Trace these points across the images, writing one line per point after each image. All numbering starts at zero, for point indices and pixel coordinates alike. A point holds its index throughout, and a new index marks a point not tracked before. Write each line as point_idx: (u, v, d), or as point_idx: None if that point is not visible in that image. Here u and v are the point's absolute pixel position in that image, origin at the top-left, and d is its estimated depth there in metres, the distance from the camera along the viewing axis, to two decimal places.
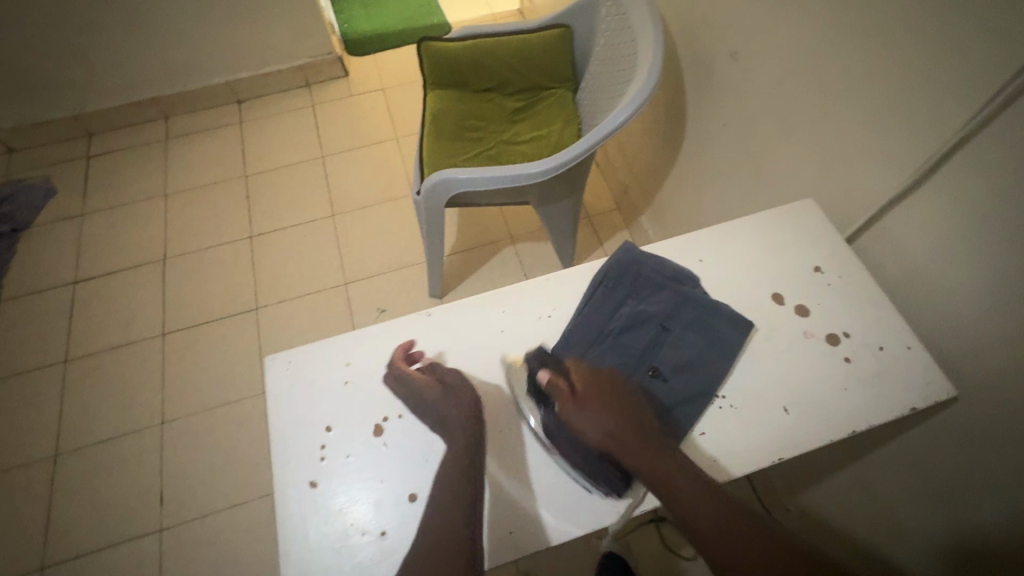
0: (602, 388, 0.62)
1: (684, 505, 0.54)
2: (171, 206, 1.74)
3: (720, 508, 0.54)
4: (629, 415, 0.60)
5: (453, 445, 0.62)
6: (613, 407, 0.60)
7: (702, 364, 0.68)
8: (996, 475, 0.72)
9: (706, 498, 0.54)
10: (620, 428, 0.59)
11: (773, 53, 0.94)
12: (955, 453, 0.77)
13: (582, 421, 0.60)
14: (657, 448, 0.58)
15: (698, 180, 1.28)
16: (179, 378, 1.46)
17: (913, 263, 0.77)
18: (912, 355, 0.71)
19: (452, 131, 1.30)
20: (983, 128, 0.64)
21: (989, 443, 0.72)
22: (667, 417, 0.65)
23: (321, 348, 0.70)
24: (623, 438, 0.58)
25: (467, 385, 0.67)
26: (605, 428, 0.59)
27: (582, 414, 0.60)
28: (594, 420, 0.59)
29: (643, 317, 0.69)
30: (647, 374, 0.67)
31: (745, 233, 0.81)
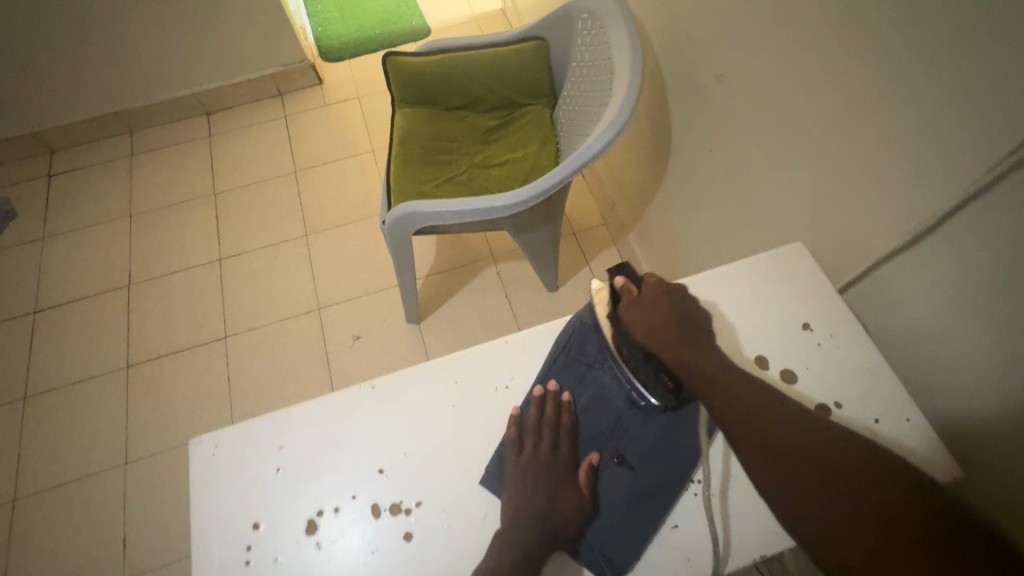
0: (664, 297, 0.65)
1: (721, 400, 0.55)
2: (137, 227, 1.67)
3: (760, 399, 0.55)
4: (683, 325, 0.63)
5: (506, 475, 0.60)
6: (669, 315, 0.64)
7: (670, 448, 0.62)
8: None
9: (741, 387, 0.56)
10: (671, 334, 0.62)
11: (760, 78, 0.85)
12: None
13: (637, 322, 0.64)
14: (707, 355, 0.60)
15: (685, 203, 1.20)
16: (144, 413, 1.39)
17: (914, 320, 0.70)
18: (911, 429, 0.64)
19: (422, 153, 1.21)
20: (998, 183, 0.56)
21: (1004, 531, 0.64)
22: (634, 509, 0.59)
23: (251, 429, 0.63)
24: (672, 340, 0.61)
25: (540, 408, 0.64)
26: (656, 329, 0.62)
27: (643, 317, 0.64)
28: (649, 322, 0.63)
29: (605, 396, 0.65)
30: (612, 460, 0.62)
31: (727, 285, 0.74)
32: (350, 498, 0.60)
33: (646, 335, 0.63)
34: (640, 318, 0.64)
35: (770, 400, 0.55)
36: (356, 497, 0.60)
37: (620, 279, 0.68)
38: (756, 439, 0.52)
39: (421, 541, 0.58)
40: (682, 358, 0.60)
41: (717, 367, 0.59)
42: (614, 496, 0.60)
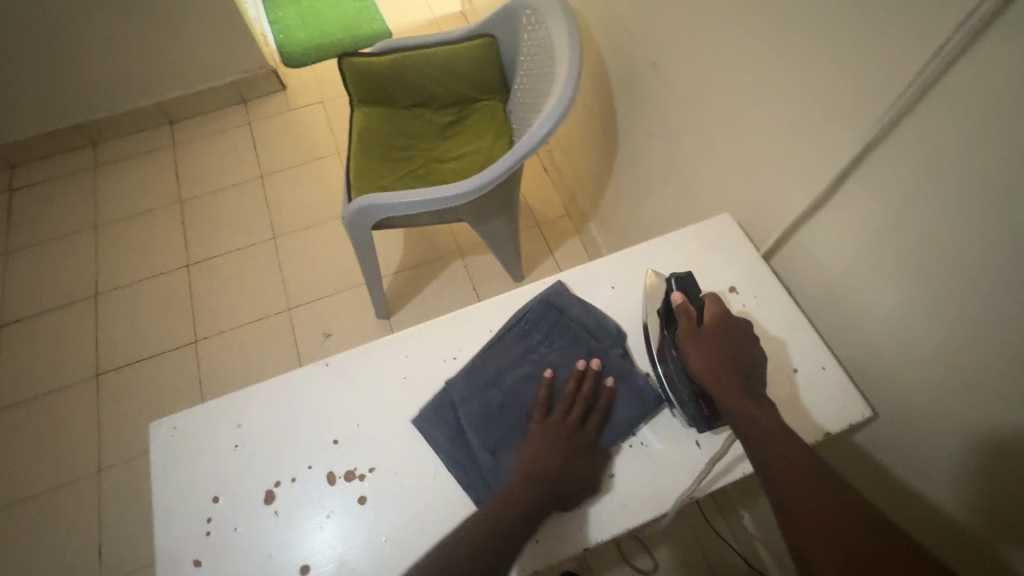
0: (723, 334, 0.65)
1: (764, 455, 0.54)
2: (103, 237, 1.67)
3: (802, 460, 0.53)
4: (736, 361, 0.63)
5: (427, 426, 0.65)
6: (724, 349, 0.64)
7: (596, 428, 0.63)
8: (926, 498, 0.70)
9: (786, 447, 0.54)
10: (725, 372, 0.62)
11: (686, 61, 0.90)
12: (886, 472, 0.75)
13: (696, 349, 0.64)
14: (759, 404, 0.59)
15: (635, 188, 1.25)
16: (115, 420, 1.40)
17: (828, 280, 0.75)
18: (826, 376, 0.70)
19: (380, 150, 1.25)
20: (877, 145, 0.61)
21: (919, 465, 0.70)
22: None
23: (210, 409, 0.66)
24: (727, 379, 0.61)
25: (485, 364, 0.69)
26: (712, 363, 0.62)
27: (700, 344, 0.64)
28: (706, 354, 0.63)
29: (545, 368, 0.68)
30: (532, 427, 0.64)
31: (660, 255, 0.79)
32: (306, 467, 0.63)
33: (703, 368, 0.62)
34: (698, 348, 0.64)
35: (815, 460, 0.53)
36: (313, 467, 0.63)
37: (681, 299, 0.68)
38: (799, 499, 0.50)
39: (376, 502, 0.62)
40: (733, 399, 0.59)
41: (766, 415, 0.58)
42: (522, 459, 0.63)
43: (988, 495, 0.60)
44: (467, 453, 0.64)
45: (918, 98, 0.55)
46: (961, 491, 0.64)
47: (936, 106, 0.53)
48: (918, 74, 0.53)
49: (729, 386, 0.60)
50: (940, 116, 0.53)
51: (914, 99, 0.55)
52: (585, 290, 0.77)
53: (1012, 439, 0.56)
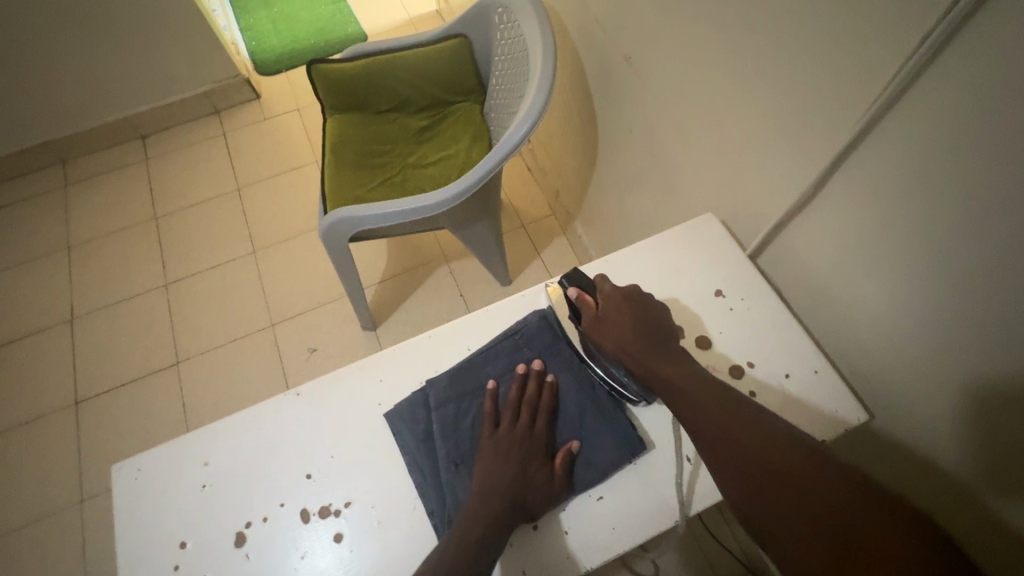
0: (625, 305, 0.65)
1: (708, 431, 0.52)
2: (77, 259, 1.62)
3: (748, 428, 0.51)
4: (647, 329, 0.62)
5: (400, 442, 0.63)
6: (633, 321, 0.63)
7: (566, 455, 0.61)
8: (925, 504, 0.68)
9: (729, 415, 0.53)
10: (636, 343, 0.61)
11: (661, 57, 0.87)
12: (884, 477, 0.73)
13: (603, 333, 0.63)
14: (675, 363, 0.59)
15: (619, 187, 1.22)
16: (96, 448, 1.36)
17: (817, 280, 0.72)
18: (820, 380, 0.67)
19: (354, 158, 1.21)
20: (860, 142, 0.58)
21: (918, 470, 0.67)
22: None
23: (176, 447, 0.63)
24: (640, 350, 0.60)
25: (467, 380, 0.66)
26: (621, 339, 0.62)
27: (605, 327, 0.64)
28: (614, 332, 0.63)
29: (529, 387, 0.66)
30: None
31: (642, 261, 0.76)
32: (279, 506, 0.60)
33: (614, 346, 0.62)
34: (605, 328, 0.63)
35: (759, 423, 0.52)
36: (286, 504, 0.60)
37: (574, 291, 0.68)
38: (752, 474, 0.49)
39: (353, 539, 0.58)
40: (649, 365, 0.59)
41: (681, 372, 0.58)
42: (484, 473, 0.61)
43: (996, 504, 0.58)
44: (431, 460, 0.62)
45: (900, 93, 0.52)
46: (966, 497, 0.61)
47: (924, 98, 0.50)
48: (900, 68, 0.50)
49: (643, 354, 0.60)
50: (926, 109, 0.50)
51: (899, 91, 0.52)
52: None
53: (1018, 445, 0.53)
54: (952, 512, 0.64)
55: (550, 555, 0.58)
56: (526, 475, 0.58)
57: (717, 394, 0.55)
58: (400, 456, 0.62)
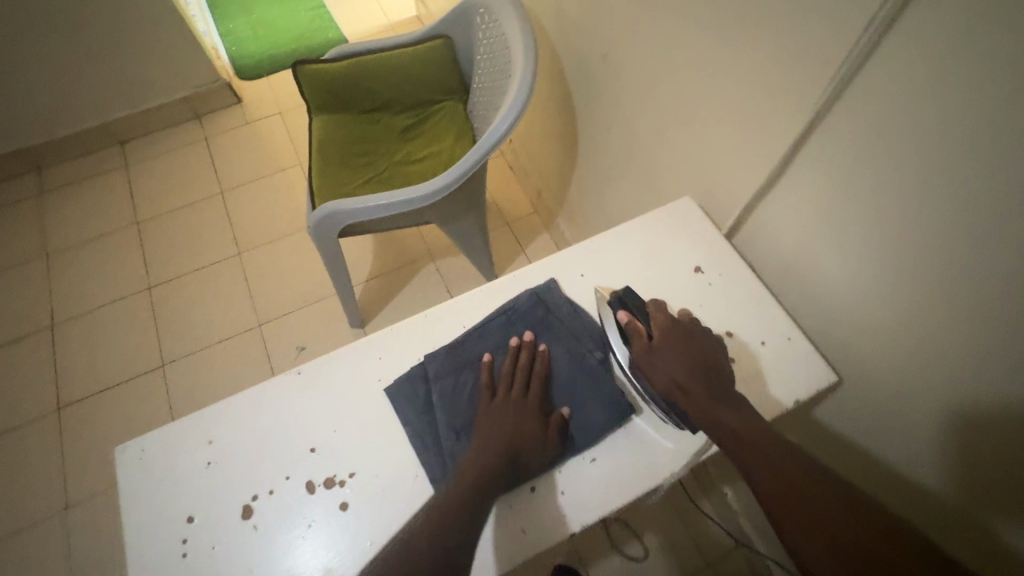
0: (678, 339, 0.64)
1: (754, 463, 0.52)
2: (56, 266, 1.60)
3: (789, 462, 0.51)
4: (700, 365, 0.61)
5: (401, 412, 0.66)
6: (685, 355, 0.62)
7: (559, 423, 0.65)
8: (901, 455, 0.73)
9: (772, 449, 0.53)
10: (689, 381, 0.60)
11: (636, 53, 0.93)
12: (866, 434, 0.78)
13: (657, 365, 0.62)
14: (731, 407, 0.58)
15: (599, 180, 1.27)
16: (81, 453, 1.34)
17: (788, 254, 0.77)
18: (793, 345, 0.72)
19: (341, 157, 1.24)
20: (817, 124, 0.64)
21: (890, 422, 0.72)
22: None
23: (179, 427, 0.64)
24: (695, 390, 0.59)
25: (464, 353, 0.69)
26: (674, 375, 0.61)
27: (658, 358, 0.63)
28: (668, 366, 0.62)
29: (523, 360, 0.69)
30: None
31: (626, 241, 0.81)
32: (284, 479, 0.62)
33: (669, 381, 0.61)
34: (660, 360, 0.63)
35: (804, 461, 0.51)
36: (290, 477, 0.62)
37: (625, 316, 0.67)
38: (793, 507, 0.48)
39: (358, 507, 0.61)
40: (705, 405, 0.58)
41: (738, 414, 0.57)
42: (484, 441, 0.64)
43: (958, 447, 0.63)
44: (430, 430, 0.65)
45: (849, 78, 0.58)
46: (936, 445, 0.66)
47: (870, 80, 0.56)
48: (846, 57, 0.56)
49: (699, 393, 0.59)
50: (874, 90, 0.56)
51: (847, 77, 0.58)
52: (555, 278, 0.77)
53: (970, 389, 0.59)
54: (926, 456, 0.69)
55: (548, 516, 0.61)
56: (521, 439, 0.61)
57: (769, 435, 0.54)
58: (400, 426, 0.65)
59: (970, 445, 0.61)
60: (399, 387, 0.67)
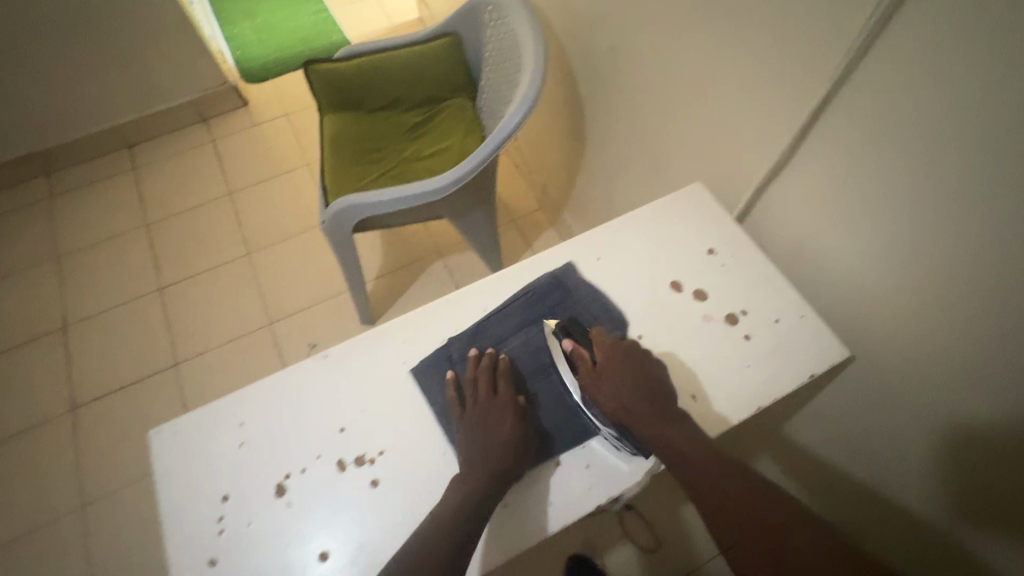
0: (622, 362, 0.64)
1: (706, 494, 0.54)
2: (67, 268, 1.61)
3: (739, 490, 0.54)
4: (645, 388, 0.62)
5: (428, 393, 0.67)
6: (629, 380, 0.62)
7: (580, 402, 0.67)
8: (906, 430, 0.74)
9: (722, 477, 0.55)
10: (636, 403, 0.61)
11: (646, 44, 0.95)
12: (871, 412, 0.79)
13: (602, 391, 0.62)
14: (678, 429, 0.59)
15: (606, 173, 1.30)
16: (96, 452, 1.35)
17: (801, 235, 0.80)
18: (806, 323, 0.74)
19: (353, 153, 1.26)
20: (828, 103, 0.67)
21: (898, 397, 0.73)
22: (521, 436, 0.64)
23: (211, 409, 0.66)
24: (642, 413, 0.60)
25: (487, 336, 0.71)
26: (621, 400, 0.61)
27: (603, 381, 0.63)
28: (614, 392, 0.62)
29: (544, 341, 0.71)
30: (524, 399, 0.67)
31: (640, 225, 0.83)
32: (315, 459, 0.63)
33: (615, 407, 0.61)
34: (605, 385, 0.62)
35: (753, 488, 0.54)
36: (322, 456, 0.63)
37: (569, 343, 0.67)
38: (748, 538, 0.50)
39: (388, 483, 0.62)
40: (653, 430, 0.59)
41: (685, 437, 0.58)
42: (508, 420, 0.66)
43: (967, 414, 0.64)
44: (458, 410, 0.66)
45: (861, 55, 0.60)
46: (944, 415, 0.67)
47: (882, 56, 0.59)
48: (859, 34, 0.59)
49: (647, 418, 0.60)
50: (885, 65, 0.59)
51: (859, 54, 0.60)
52: (572, 262, 0.79)
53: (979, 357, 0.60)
54: (931, 429, 0.70)
55: (581, 487, 0.62)
56: (497, 450, 0.60)
57: (717, 460, 0.56)
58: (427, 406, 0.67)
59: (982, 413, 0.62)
60: (425, 369, 0.68)
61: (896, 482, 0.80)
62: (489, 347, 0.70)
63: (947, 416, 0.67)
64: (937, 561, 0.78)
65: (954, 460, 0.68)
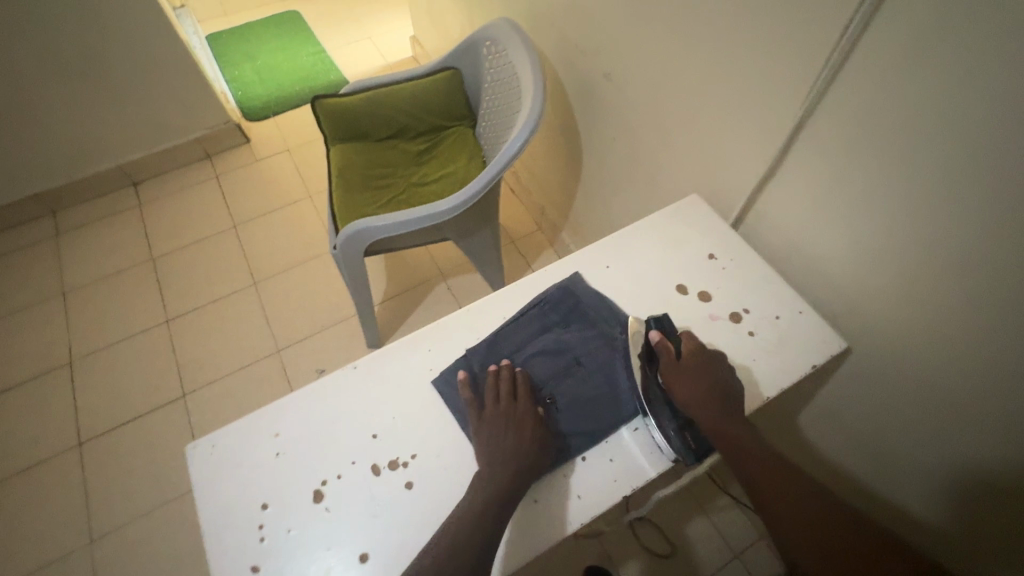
0: (703, 366, 0.68)
1: (767, 487, 0.58)
2: (73, 304, 1.62)
3: (799, 487, 0.57)
4: (719, 392, 0.66)
5: (451, 401, 0.70)
6: (706, 381, 0.66)
7: (595, 403, 0.69)
8: (915, 413, 0.77)
9: (784, 475, 0.58)
10: (708, 405, 0.65)
11: (636, 70, 1.03)
12: (876, 399, 0.83)
13: (681, 384, 0.67)
14: (744, 432, 0.63)
15: (602, 191, 1.36)
16: (105, 487, 1.33)
17: (792, 237, 0.86)
18: (804, 318, 0.79)
19: (360, 181, 1.31)
20: (808, 118, 0.74)
21: (900, 383, 0.77)
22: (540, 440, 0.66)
23: (246, 421, 0.68)
24: (713, 413, 0.64)
25: (502, 345, 0.74)
26: (697, 397, 0.65)
27: (681, 377, 0.67)
28: (692, 389, 0.66)
29: (559, 347, 0.74)
30: (543, 403, 0.70)
31: (643, 235, 0.88)
32: (350, 464, 0.66)
33: (690, 401, 0.65)
34: (686, 380, 0.67)
35: (811, 486, 0.58)
36: (356, 462, 0.66)
37: (658, 334, 0.70)
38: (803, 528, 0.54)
39: (421, 485, 0.65)
40: (720, 428, 0.63)
41: (750, 440, 0.62)
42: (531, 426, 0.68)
43: (970, 391, 0.68)
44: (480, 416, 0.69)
45: (835, 72, 0.67)
46: (946, 392, 0.72)
47: (853, 73, 0.66)
48: (831, 55, 0.66)
49: (716, 417, 0.64)
50: (857, 81, 0.65)
51: (833, 73, 0.67)
52: (580, 271, 0.83)
53: (969, 335, 0.65)
54: (937, 408, 0.74)
55: (602, 483, 0.64)
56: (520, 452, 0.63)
57: (780, 462, 0.60)
58: (449, 414, 0.69)
59: (983, 387, 0.66)
60: (445, 380, 0.71)
61: (908, 469, 0.84)
62: (507, 355, 0.73)
63: (948, 395, 0.71)
64: (973, 541, 0.79)
65: (965, 437, 0.72)
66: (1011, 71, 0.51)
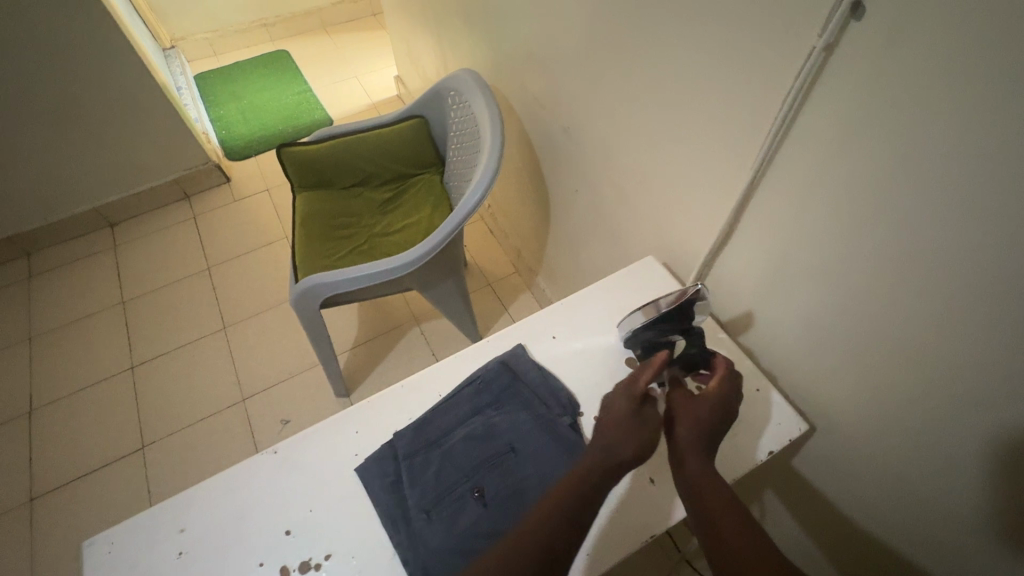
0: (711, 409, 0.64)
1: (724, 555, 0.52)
2: (38, 349, 1.59)
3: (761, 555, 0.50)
4: (707, 429, 0.62)
5: (375, 493, 0.64)
6: (699, 413, 0.64)
7: (526, 498, 0.63)
8: (893, 507, 0.69)
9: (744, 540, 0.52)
10: (693, 434, 0.62)
11: (594, 125, 1.00)
12: (851, 485, 0.74)
13: (682, 409, 0.65)
14: (710, 476, 0.59)
15: (572, 240, 1.33)
16: (50, 549, 1.27)
17: (747, 309, 0.80)
18: (761, 397, 0.77)
19: (323, 231, 1.28)
20: (754, 192, 0.69)
21: (872, 472, 0.70)
22: (463, 541, 0.60)
23: (151, 517, 0.64)
24: (690, 444, 0.62)
25: (435, 425, 0.69)
26: (687, 424, 0.63)
27: (685, 405, 0.65)
28: (687, 414, 0.64)
29: (493, 431, 0.68)
30: (471, 495, 0.64)
31: (594, 301, 0.84)
32: (258, 566, 0.60)
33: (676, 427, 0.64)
34: (686, 408, 0.65)
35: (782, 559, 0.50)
36: (264, 563, 0.61)
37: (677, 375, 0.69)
38: None
39: None
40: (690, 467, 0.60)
41: (716, 490, 0.57)
42: (459, 524, 0.61)
43: (944, 492, 0.60)
44: (404, 510, 0.63)
45: (777, 148, 0.63)
46: (920, 489, 0.63)
47: (793, 150, 0.61)
48: (772, 130, 0.62)
49: (690, 448, 0.61)
50: (799, 159, 0.61)
51: (775, 149, 0.63)
52: (525, 343, 0.79)
53: (930, 432, 0.59)
54: (914, 504, 0.65)
55: None
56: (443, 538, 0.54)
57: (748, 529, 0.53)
58: (373, 510, 0.64)
59: (958, 491, 0.59)
60: (369, 469, 0.66)
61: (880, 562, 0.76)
62: (434, 440, 0.68)
63: (922, 492, 0.63)
64: None
65: (948, 540, 0.63)
66: (947, 164, 0.47)
